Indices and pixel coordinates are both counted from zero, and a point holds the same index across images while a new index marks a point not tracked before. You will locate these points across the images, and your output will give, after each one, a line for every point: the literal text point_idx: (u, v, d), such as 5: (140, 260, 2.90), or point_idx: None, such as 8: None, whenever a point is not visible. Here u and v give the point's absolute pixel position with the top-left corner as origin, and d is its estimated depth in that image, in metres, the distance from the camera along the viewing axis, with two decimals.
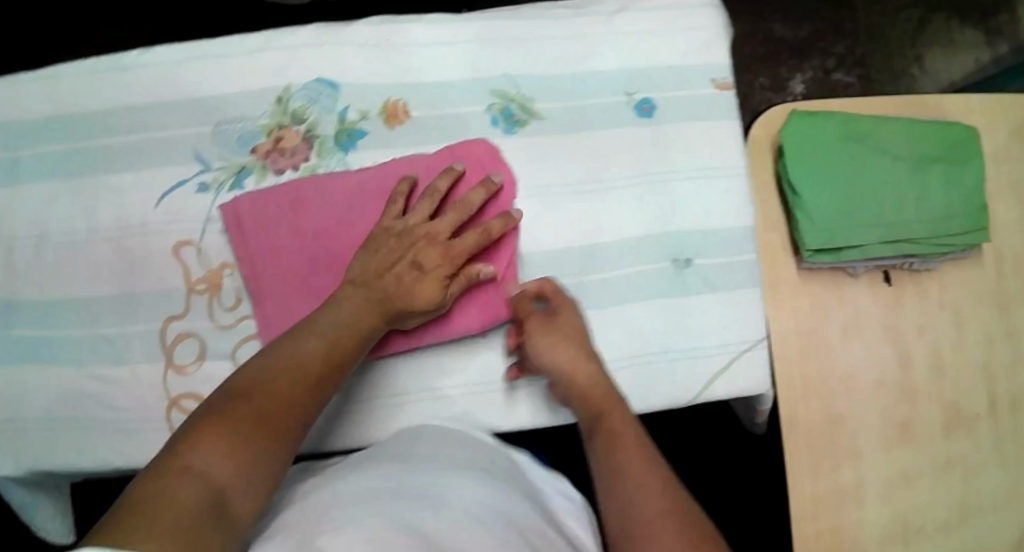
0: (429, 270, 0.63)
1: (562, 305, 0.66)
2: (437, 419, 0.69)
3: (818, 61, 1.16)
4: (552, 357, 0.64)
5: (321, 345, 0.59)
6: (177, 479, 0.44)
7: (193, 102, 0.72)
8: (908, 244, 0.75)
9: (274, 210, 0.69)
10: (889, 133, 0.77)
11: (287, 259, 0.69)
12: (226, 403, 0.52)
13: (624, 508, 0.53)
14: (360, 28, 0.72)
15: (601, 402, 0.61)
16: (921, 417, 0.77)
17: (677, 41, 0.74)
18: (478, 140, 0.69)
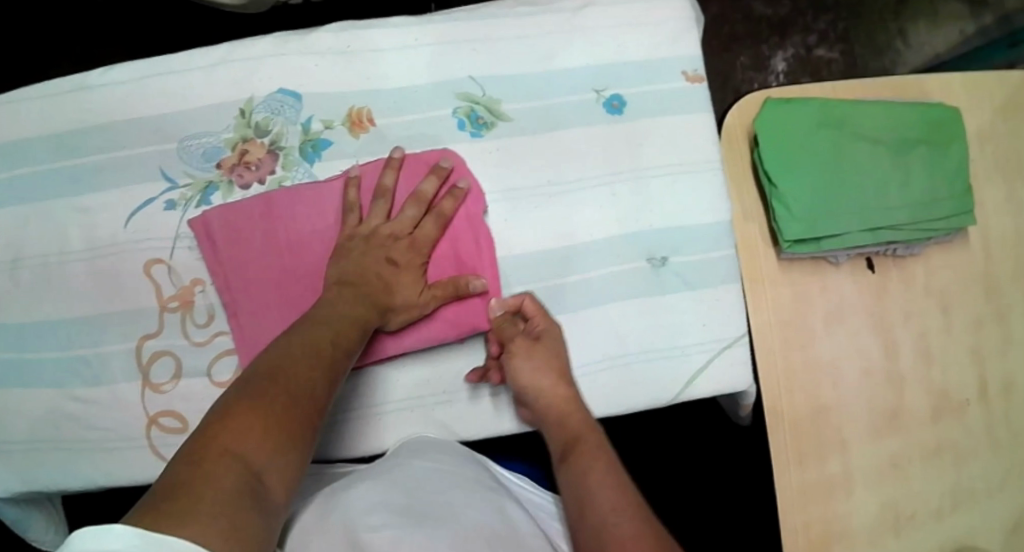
0: (404, 265, 0.64)
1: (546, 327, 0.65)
2: (418, 430, 0.68)
3: (800, 37, 1.12)
4: (529, 378, 0.62)
5: (328, 334, 0.57)
6: (216, 462, 0.43)
7: (157, 119, 0.71)
8: (892, 231, 0.74)
9: (243, 223, 0.68)
10: (868, 118, 0.75)
11: (261, 275, 0.68)
12: (253, 385, 0.50)
13: (597, 529, 0.51)
14: (320, 36, 0.71)
15: (576, 425, 0.59)
16: (910, 405, 0.76)
17: (645, 35, 0.73)
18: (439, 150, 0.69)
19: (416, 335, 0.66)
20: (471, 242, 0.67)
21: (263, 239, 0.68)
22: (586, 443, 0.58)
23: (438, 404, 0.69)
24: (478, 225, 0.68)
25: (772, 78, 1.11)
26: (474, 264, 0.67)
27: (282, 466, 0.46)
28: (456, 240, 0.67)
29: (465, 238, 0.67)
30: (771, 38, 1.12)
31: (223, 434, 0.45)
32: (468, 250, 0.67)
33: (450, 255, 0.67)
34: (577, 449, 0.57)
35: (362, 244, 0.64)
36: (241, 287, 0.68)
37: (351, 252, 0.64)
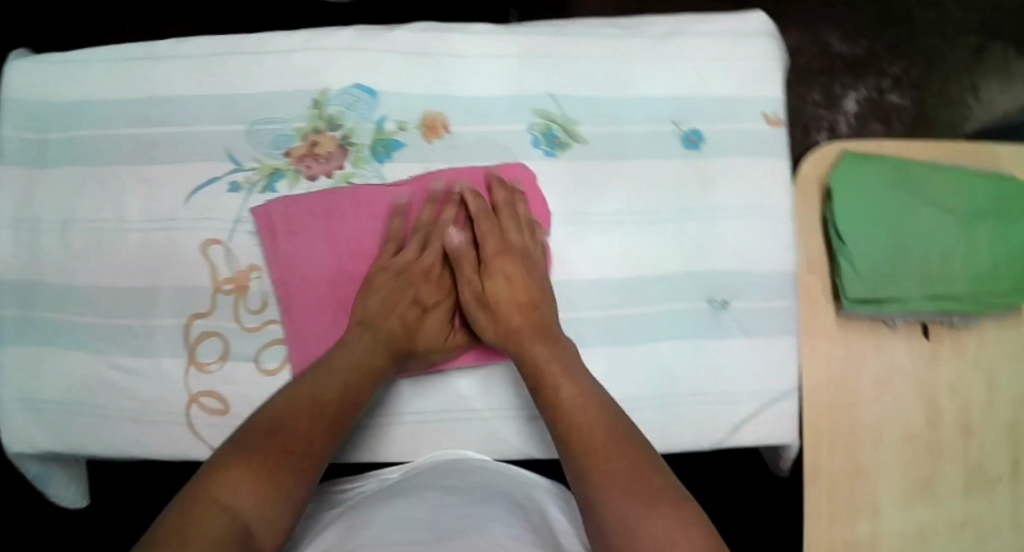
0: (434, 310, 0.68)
1: (516, 263, 0.65)
2: (470, 442, 0.68)
3: (873, 80, 1.07)
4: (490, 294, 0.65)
5: (341, 384, 0.60)
6: (204, 514, 0.47)
7: (227, 98, 0.70)
8: (951, 302, 0.72)
9: (306, 218, 0.67)
10: (941, 184, 0.74)
11: (316, 279, 0.68)
12: (253, 437, 0.54)
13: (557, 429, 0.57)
14: (402, 34, 0.69)
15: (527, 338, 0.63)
16: (943, 476, 0.75)
17: (731, 71, 0.70)
18: (517, 164, 0.68)
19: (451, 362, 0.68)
20: None
21: (323, 238, 0.67)
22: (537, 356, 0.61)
23: (465, 422, 0.68)
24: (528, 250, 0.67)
25: (841, 119, 1.06)
26: None
27: (272, 515, 0.50)
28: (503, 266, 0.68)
29: None
30: (845, 76, 1.07)
31: (216, 486, 0.49)
32: None
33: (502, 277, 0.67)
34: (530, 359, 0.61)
35: (393, 282, 0.67)
36: (295, 286, 0.68)
37: (382, 289, 0.66)
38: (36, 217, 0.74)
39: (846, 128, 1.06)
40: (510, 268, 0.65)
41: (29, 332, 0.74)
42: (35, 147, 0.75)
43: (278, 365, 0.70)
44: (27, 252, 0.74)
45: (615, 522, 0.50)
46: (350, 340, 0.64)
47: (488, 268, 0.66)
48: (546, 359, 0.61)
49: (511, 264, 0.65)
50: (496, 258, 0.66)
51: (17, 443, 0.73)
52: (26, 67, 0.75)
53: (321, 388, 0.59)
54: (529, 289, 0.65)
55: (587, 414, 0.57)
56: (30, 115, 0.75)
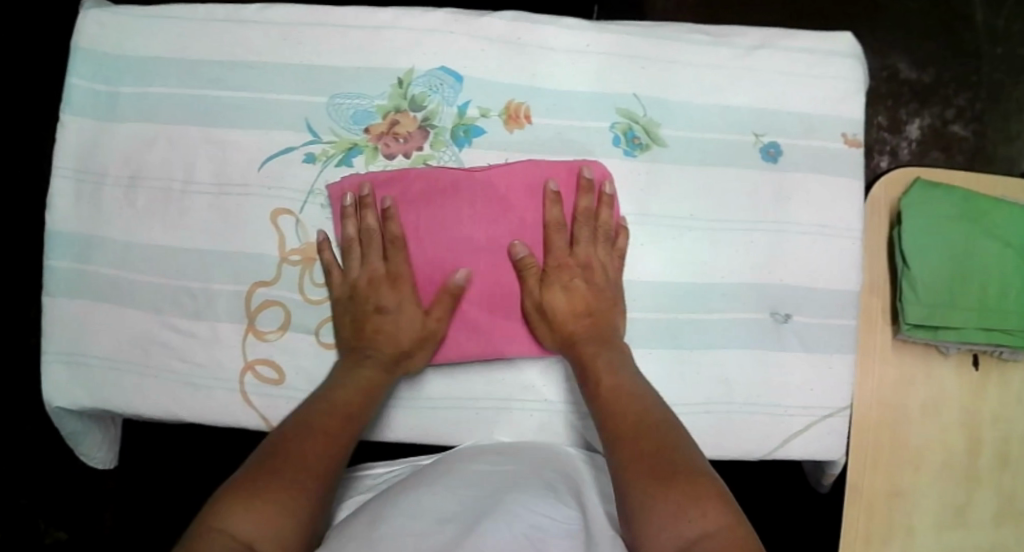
0: (403, 309, 0.66)
1: (579, 278, 0.65)
2: (533, 428, 0.69)
3: (938, 108, 1.12)
4: (550, 301, 0.65)
5: (327, 407, 0.61)
6: (203, 540, 0.49)
7: (312, 69, 0.70)
8: (1003, 335, 0.72)
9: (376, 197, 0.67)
10: (1005, 216, 0.73)
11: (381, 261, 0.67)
12: (255, 462, 0.55)
13: (611, 439, 0.57)
14: (493, 21, 0.69)
15: (587, 353, 0.63)
16: (979, 504, 0.75)
17: (813, 88, 0.71)
18: (594, 160, 0.68)
19: (500, 350, 0.67)
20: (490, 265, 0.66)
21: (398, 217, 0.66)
22: (601, 365, 0.62)
23: (513, 410, 0.69)
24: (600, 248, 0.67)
25: (904, 143, 1.11)
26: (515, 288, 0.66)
27: (274, 534, 0.51)
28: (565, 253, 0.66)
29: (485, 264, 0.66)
30: (911, 103, 1.12)
31: (217, 516, 0.51)
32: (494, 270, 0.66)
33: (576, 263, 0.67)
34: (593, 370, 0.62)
35: (349, 304, 0.67)
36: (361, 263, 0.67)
37: (345, 315, 0.67)
38: (100, 170, 0.73)
39: (908, 152, 1.11)
40: (573, 278, 0.65)
41: (83, 286, 0.73)
42: (105, 98, 0.74)
43: None
44: (88, 204, 0.73)
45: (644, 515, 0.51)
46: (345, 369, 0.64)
47: (550, 278, 0.65)
48: (606, 364, 0.62)
49: (571, 277, 0.65)
50: (558, 268, 0.65)
51: (60, 397, 0.72)
52: (101, 15, 0.74)
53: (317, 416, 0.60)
54: (585, 300, 0.65)
55: (625, 412, 0.59)
56: (103, 66, 0.74)
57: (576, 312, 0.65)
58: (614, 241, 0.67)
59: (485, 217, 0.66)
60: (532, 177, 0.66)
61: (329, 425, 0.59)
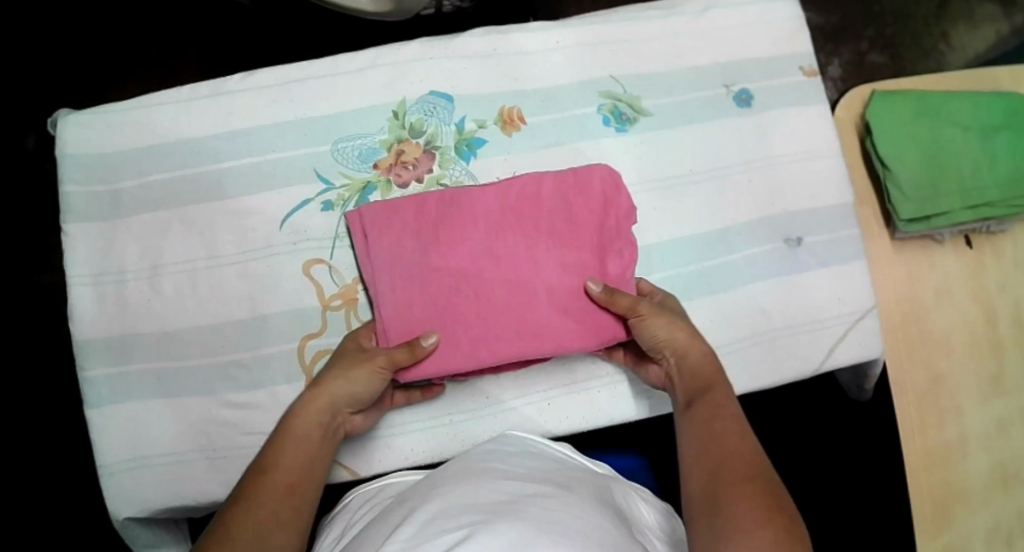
0: (350, 371, 0.64)
1: (667, 314, 0.67)
2: (570, 418, 0.74)
3: (853, 46, 1.24)
4: (675, 325, 0.67)
5: (302, 450, 0.61)
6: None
7: (309, 123, 0.73)
8: (986, 208, 0.81)
9: (399, 217, 0.69)
10: (956, 108, 0.84)
11: (412, 273, 0.68)
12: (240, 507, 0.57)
13: (710, 468, 0.58)
14: (468, 40, 0.74)
15: (708, 377, 0.65)
16: (1011, 369, 0.82)
17: (762, 35, 0.79)
18: (600, 164, 0.71)
19: (531, 347, 0.67)
20: (502, 274, 0.68)
21: (416, 240, 0.68)
22: (716, 395, 0.63)
23: (573, 394, 0.74)
24: (617, 242, 0.69)
25: (829, 84, 1.23)
26: (533, 289, 0.68)
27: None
28: (577, 246, 0.69)
29: (497, 273, 0.68)
30: (826, 46, 1.24)
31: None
32: (508, 272, 0.68)
33: (592, 256, 0.69)
34: (706, 397, 0.63)
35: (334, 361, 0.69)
36: (386, 285, 0.68)
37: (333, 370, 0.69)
38: (119, 270, 0.74)
39: (835, 90, 1.23)
40: (675, 306, 0.70)
41: (128, 385, 0.72)
42: (107, 199, 0.75)
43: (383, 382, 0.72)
44: (114, 306, 0.74)
45: (737, 531, 0.52)
46: (291, 426, 0.62)
47: (661, 306, 0.68)
48: (721, 394, 0.63)
49: (682, 319, 0.68)
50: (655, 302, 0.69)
51: (125, 504, 0.71)
52: (83, 118, 0.75)
53: (271, 485, 0.58)
54: (696, 336, 0.67)
55: (730, 434, 0.59)
56: (96, 169, 0.75)
57: (700, 336, 0.67)
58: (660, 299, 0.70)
59: (500, 228, 0.69)
60: (540, 183, 0.69)
61: (289, 493, 0.59)
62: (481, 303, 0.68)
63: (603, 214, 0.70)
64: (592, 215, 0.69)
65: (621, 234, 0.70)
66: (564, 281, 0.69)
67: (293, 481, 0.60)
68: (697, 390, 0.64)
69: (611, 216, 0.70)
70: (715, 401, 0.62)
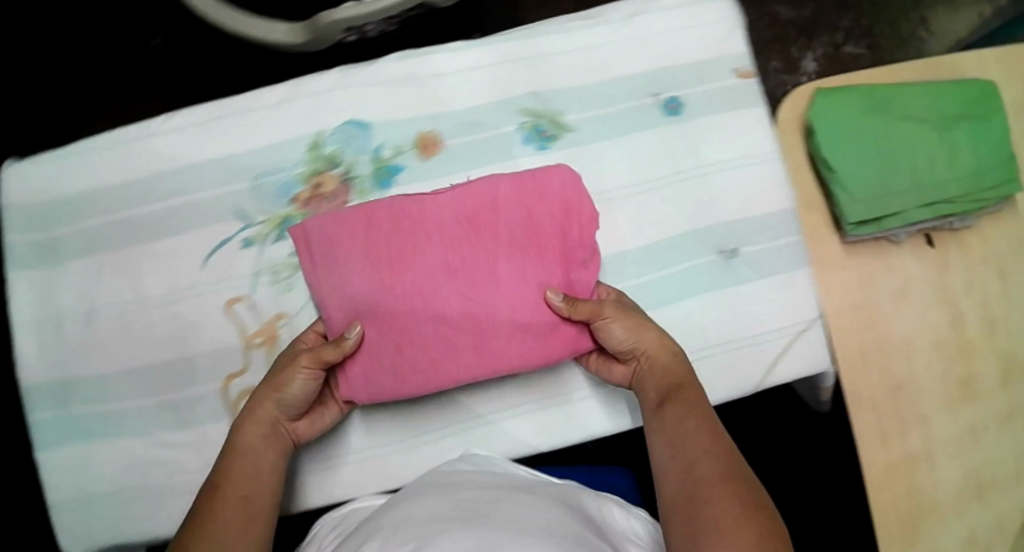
0: (279, 378, 0.65)
1: (632, 317, 0.67)
2: (529, 434, 0.72)
3: (828, 37, 1.19)
4: (640, 329, 0.66)
5: (252, 460, 0.63)
6: None
7: (226, 160, 0.72)
8: (946, 204, 0.78)
9: (347, 230, 0.66)
10: (909, 100, 0.80)
11: (363, 289, 0.65)
12: (197, 520, 0.59)
13: (684, 467, 0.59)
14: (384, 65, 0.72)
15: (678, 377, 0.65)
16: (980, 373, 0.79)
17: (694, 39, 0.76)
18: (560, 166, 0.68)
19: (496, 360, 0.66)
20: (459, 287, 0.65)
21: (366, 256, 0.65)
22: (688, 393, 0.64)
23: (533, 411, 0.73)
24: (579, 251, 0.67)
25: (804, 78, 1.18)
26: (491, 301, 0.65)
27: None
28: (537, 258, 0.66)
29: (453, 286, 0.65)
30: (799, 40, 1.20)
31: None
32: (465, 285, 0.65)
33: (555, 267, 0.66)
34: (677, 396, 0.63)
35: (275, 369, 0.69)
36: (337, 307, 0.65)
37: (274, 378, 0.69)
38: (57, 314, 0.75)
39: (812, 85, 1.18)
40: (631, 303, 0.68)
41: (68, 428, 0.73)
42: (45, 246, 0.76)
43: None
44: (55, 350, 0.75)
45: (713, 536, 0.53)
46: (237, 437, 0.64)
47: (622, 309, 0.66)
48: (693, 392, 0.63)
49: (648, 319, 0.67)
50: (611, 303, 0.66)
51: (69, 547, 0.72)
52: (17, 167, 0.76)
53: (223, 498, 0.60)
54: (663, 337, 0.66)
55: (701, 434, 0.60)
56: (32, 217, 0.76)
57: (668, 338, 0.67)
58: (621, 300, 0.68)
59: (455, 238, 0.65)
60: (496, 193, 0.66)
61: (245, 501, 0.61)
62: (438, 318, 0.65)
63: (566, 222, 0.67)
64: (553, 225, 0.66)
65: (584, 243, 0.67)
66: (526, 292, 0.65)
67: (248, 489, 0.62)
68: (671, 389, 0.64)
69: (573, 223, 0.67)
70: (688, 398, 0.63)
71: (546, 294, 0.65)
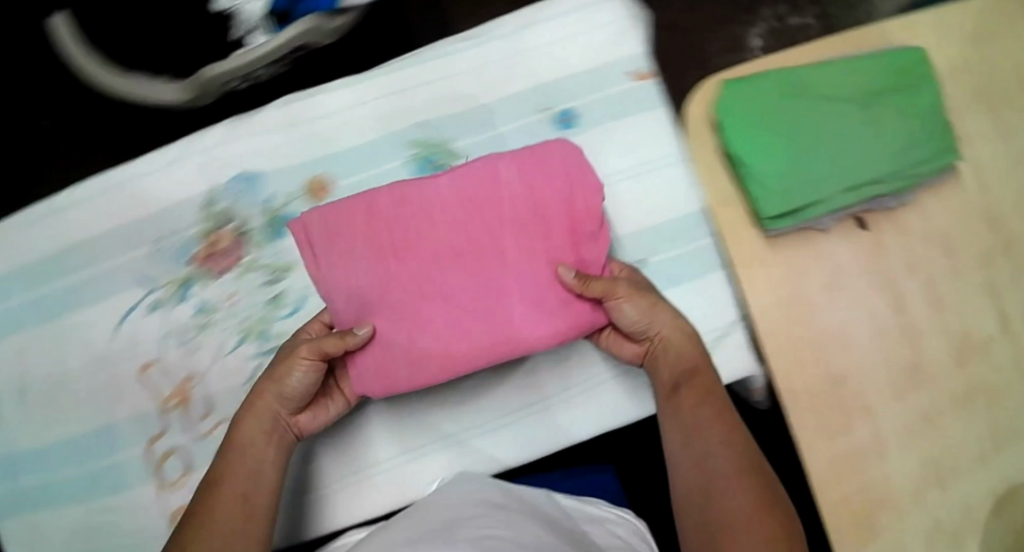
0: (276, 371, 0.66)
1: (644, 298, 0.70)
2: (502, 446, 0.78)
3: (772, 10, 1.13)
4: (652, 314, 0.70)
5: (255, 455, 0.65)
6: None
7: (125, 226, 0.72)
8: (871, 187, 0.75)
9: (347, 221, 0.64)
10: (825, 79, 0.76)
11: (371, 280, 0.64)
12: (202, 514, 0.62)
13: (700, 457, 0.66)
14: (269, 112, 0.71)
15: (687, 363, 0.71)
16: (928, 356, 0.76)
17: (586, 45, 0.73)
18: (561, 141, 0.66)
19: (505, 339, 0.64)
20: (466, 270, 0.64)
21: (368, 247, 0.64)
22: (703, 380, 0.70)
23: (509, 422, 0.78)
24: (583, 224, 0.66)
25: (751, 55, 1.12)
26: (499, 282, 0.65)
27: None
28: (544, 235, 0.65)
29: (460, 270, 0.64)
30: (742, 16, 1.13)
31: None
32: (472, 267, 0.64)
33: (563, 243, 0.66)
34: (690, 383, 0.70)
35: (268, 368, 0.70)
36: (344, 301, 0.64)
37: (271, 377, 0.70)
38: None
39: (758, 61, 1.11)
40: (630, 279, 0.70)
41: (9, 504, 0.74)
42: None
43: (181, 476, 0.71)
44: None
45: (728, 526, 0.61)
46: (237, 431, 0.66)
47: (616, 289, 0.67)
48: (707, 379, 0.70)
49: (664, 301, 0.72)
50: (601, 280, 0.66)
51: None
52: None
53: (226, 494, 0.63)
54: (677, 323, 0.72)
55: (715, 424, 0.67)
56: None
57: (684, 324, 0.72)
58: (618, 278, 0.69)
59: (461, 219, 0.64)
60: (497, 172, 0.64)
61: (246, 496, 0.63)
62: (448, 303, 0.64)
63: (569, 197, 0.66)
64: (556, 201, 0.65)
65: (587, 216, 0.66)
66: (532, 269, 0.65)
67: (248, 484, 0.64)
68: (683, 376, 0.70)
69: (577, 197, 0.66)
70: (703, 386, 0.69)
71: (557, 270, 0.65)
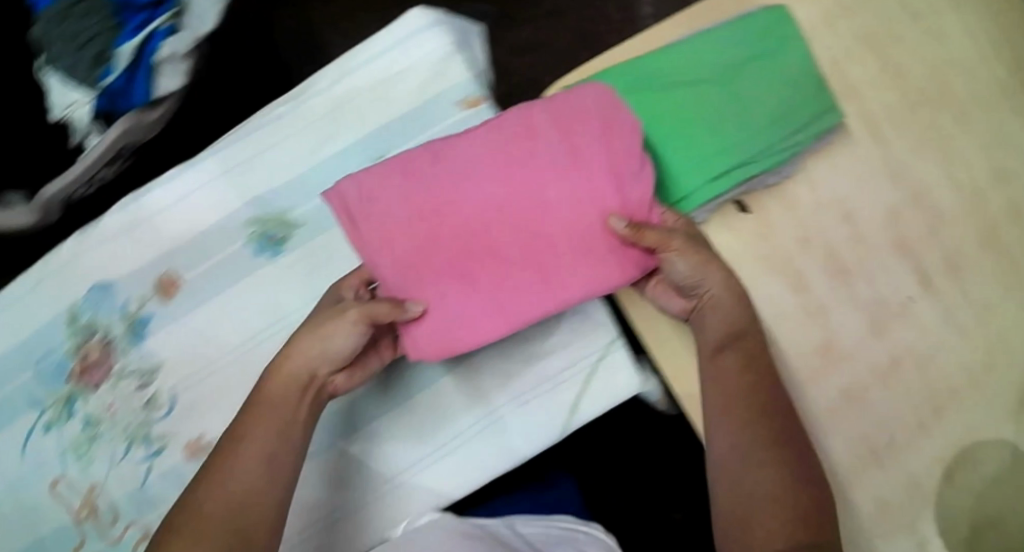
0: (323, 330, 0.58)
1: (699, 249, 0.58)
2: (542, 425, 0.70)
3: None
4: (701, 264, 0.58)
5: (264, 440, 0.57)
6: None
7: (11, 353, 0.74)
8: (744, 169, 0.69)
9: (393, 183, 0.58)
10: (678, 60, 0.70)
11: (403, 249, 0.58)
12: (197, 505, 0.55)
13: (735, 439, 0.56)
14: (112, 217, 0.72)
15: (740, 321, 0.60)
16: (840, 333, 0.70)
17: (409, 84, 0.70)
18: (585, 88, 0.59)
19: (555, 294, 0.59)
20: (522, 220, 0.58)
21: (405, 212, 0.58)
22: (750, 340, 0.60)
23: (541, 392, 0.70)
24: (627, 168, 0.58)
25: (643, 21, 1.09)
26: (550, 235, 0.58)
27: None
28: (590, 178, 0.57)
29: (519, 220, 0.58)
30: None
31: None
32: (522, 219, 0.58)
33: (607, 186, 0.57)
34: (740, 344, 0.59)
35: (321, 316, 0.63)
36: (388, 269, 0.58)
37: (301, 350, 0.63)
38: None
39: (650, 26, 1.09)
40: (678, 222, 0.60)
41: None
42: None
43: None
44: None
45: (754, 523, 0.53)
46: (257, 402, 0.58)
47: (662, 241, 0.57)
48: (752, 339, 0.60)
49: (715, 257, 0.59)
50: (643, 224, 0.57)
51: None
52: None
53: (226, 491, 0.55)
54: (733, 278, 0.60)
55: (751, 392, 0.57)
56: None
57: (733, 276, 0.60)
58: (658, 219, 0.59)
59: (494, 172, 0.58)
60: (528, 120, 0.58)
61: (251, 494, 0.55)
62: (500, 264, 0.58)
63: (606, 138, 0.58)
64: (594, 144, 0.57)
65: (631, 156, 0.58)
66: (584, 216, 0.58)
67: (258, 479, 0.56)
68: (727, 339, 0.59)
69: (615, 137, 0.58)
70: (746, 351, 0.59)
71: (607, 220, 0.57)
